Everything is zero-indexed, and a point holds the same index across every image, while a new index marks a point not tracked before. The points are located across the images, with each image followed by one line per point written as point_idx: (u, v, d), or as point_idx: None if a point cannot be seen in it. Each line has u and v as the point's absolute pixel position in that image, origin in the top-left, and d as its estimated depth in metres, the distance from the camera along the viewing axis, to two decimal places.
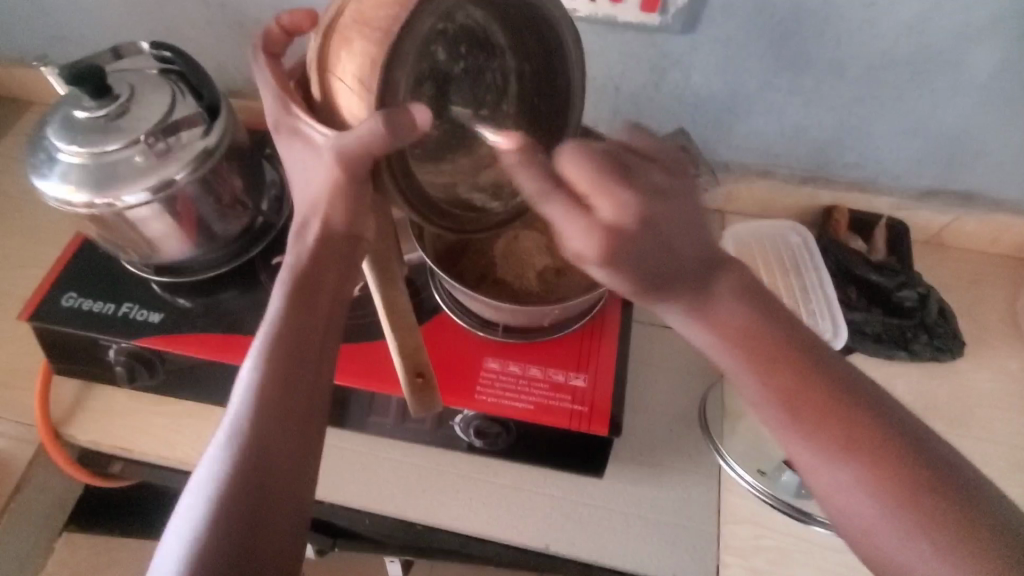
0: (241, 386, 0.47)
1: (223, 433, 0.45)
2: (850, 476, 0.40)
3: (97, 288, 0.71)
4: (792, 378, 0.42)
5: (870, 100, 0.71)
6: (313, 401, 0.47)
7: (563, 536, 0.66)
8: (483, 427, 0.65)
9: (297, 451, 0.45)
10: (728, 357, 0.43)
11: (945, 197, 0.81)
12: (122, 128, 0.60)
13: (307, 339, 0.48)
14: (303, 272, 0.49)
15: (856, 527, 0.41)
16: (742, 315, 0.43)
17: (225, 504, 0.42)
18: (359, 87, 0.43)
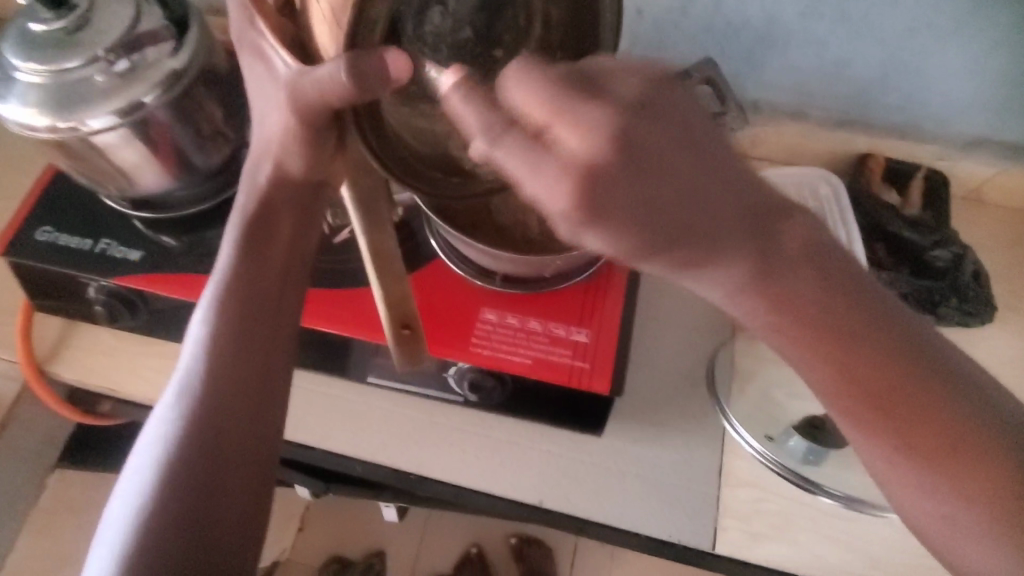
0: (194, 338, 0.45)
1: (177, 386, 0.44)
2: (932, 497, 0.35)
3: (73, 222, 0.67)
4: (841, 371, 0.34)
5: (923, 33, 0.63)
6: (271, 352, 0.46)
7: (559, 492, 0.64)
8: (477, 380, 0.62)
9: (254, 404, 0.44)
10: (769, 333, 0.34)
11: (992, 148, 0.74)
12: (82, 42, 0.54)
13: (264, 288, 0.47)
14: (256, 217, 0.47)
15: (938, 537, 0.36)
16: (814, 291, 0.32)
17: (178, 457, 0.41)
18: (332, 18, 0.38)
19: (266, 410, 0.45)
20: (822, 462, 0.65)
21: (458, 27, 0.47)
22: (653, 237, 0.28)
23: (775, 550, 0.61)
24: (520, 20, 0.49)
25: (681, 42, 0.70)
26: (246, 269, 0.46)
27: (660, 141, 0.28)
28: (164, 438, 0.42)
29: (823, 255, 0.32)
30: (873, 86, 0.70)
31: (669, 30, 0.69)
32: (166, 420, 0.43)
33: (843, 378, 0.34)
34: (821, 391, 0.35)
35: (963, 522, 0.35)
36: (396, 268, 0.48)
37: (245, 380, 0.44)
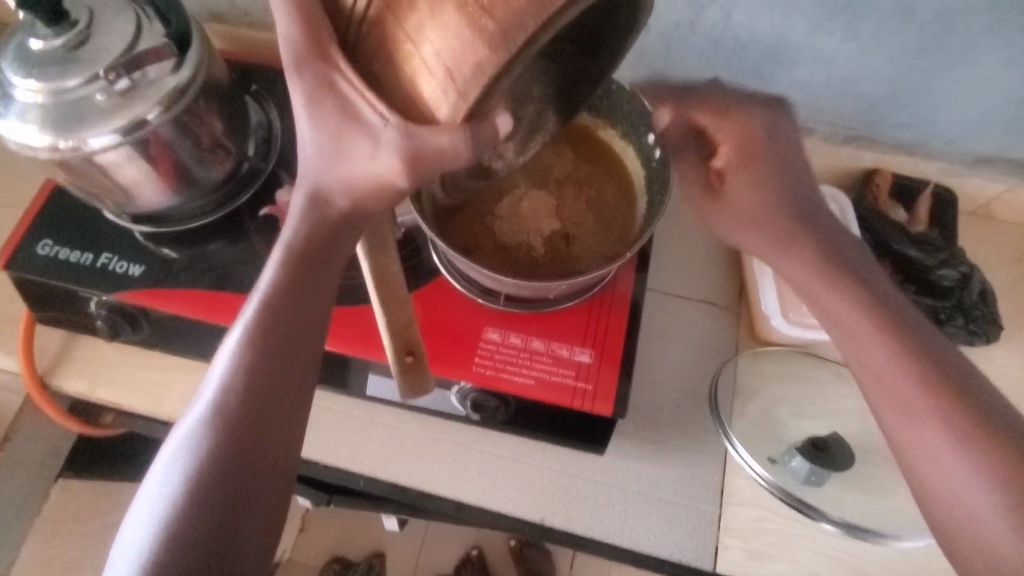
0: (224, 359, 0.41)
1: (198, 410, 0.41)
2: (976, 480, 0.40)
3: (74, 236, 0.66)
4: (916, 362, 0.44)
5: (935, 51, 0.62)
6: (300, 385, 0.42)
7: (561, 510, 0.64)
8: (481, 400, 0.61)
9: (275, 442, 0.40)
10: (851, 311, 0.46)
11: (1001, 165, 0.73)
12: (82, 60, 0.53)
13: (301, 314, 0.42)
14: (305, 239, 0.41)
15: (968, 535, 0.40)
16: (886, 291, 0.48)
17: (197, 491, 0.38)
18: (445, 76, 0.33)
19: (285, 449, 0.41)
20: (823, 483, 0.64)
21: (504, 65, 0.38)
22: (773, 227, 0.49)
23: (775, 570, 0.62)
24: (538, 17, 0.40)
25: (688, 56, 0.69)
26: (294, 290, 0.41)
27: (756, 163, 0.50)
28: (181, 468, 0.39)
29: (875, 275, 0.49)
30: (880, 103, 0.69)
31: (676, 45, 0.68)
32: (183, 447, 0.39)
33: (901, 373, 0.44)
34: (873, 363, 0.45)
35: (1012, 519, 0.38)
36: (400, 293, 0.47)
37: (268, 414, 0.40)
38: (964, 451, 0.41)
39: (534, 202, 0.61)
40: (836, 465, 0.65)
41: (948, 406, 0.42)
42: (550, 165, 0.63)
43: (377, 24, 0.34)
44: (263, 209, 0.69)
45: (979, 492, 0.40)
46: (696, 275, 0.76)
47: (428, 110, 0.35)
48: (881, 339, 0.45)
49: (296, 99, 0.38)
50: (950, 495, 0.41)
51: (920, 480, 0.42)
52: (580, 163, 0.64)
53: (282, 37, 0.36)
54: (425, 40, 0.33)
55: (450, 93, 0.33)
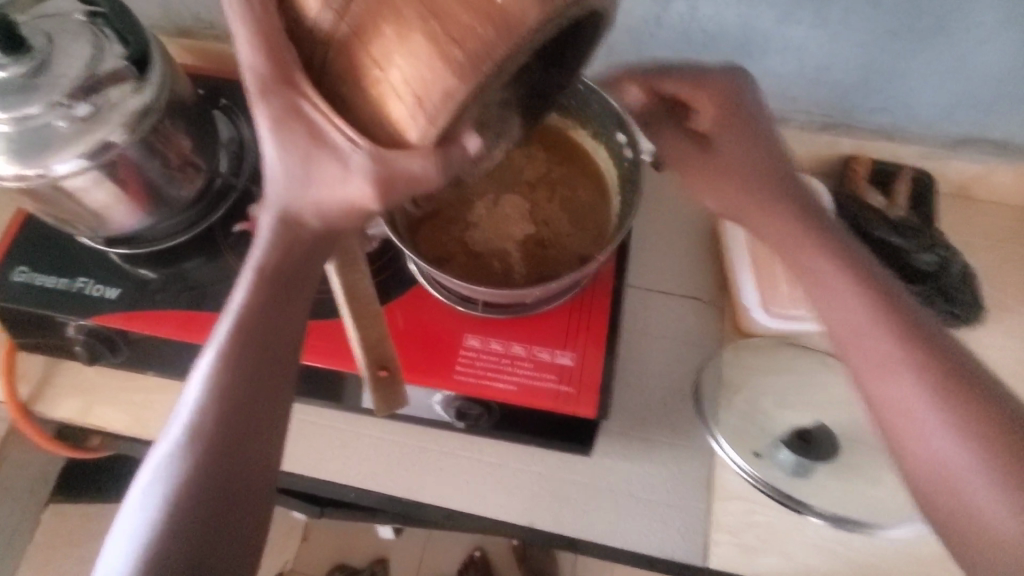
0: (197, 384, 0.40)
1: (171, 438, 0.39)
2: (939, 424, 0.40)
3: (49, 262, 0.66)
4: (885, 315, 0.45)
5: (903, 35, 0.62)
6: (275, 409, 0.41)
7: (550, 514, 0.64)
8: (464, 408, 0.61)
9: (252, 469, 0.39)
10: (822, 268, 0.48)
11: (978, 145, 0.73)
12: (42, 87, 0.52)
13: (274, 333, 0.40)
14: (275, 260, 0.39)
15: (937, 482, 0.40)
16: (857, 254, 0.49)
17: (176, 515, 0.37)
18: (414, 104, 0.31)
19: (262, 475, 0.40)
20: (810, 473, 0.64)
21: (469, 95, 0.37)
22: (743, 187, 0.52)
23: (767, 563, 0.61)
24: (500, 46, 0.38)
25: (658, 51, 0.69)
26: (267, 306, 0.40)
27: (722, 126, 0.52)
28: (157, 495, 0.37)
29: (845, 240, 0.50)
30: (854, 90, 0.69)
31: (647, 41, 0.68)
32: (156, 477, 0.38)
33: (866, 320, 0.45)
34: (838, 314, 0.46)
35: (978, 461, 0.39)
36: (371, 308, 0.47)
37: (243, 440, 0.39)
38: (941, 407, 0.41)
39: (508, 207, 0.61)
40: (822, 456, 0.64)
41: (924, 367, 0.42)
42: (522, 168, 0.63)
43: (343, 45, 0.31)
44: (238, 225, 0.69)
45: (952, 445, 0.40)
46: (680, 270, 0.76)
47: (398, 134, 0.32)
48: (858, 303, 0.46)
49: (260, 124, 0.35)
50: (926, 453, 0.40)
51: (898, 441, 0.42)
52: (553, 165, 0.64)
53: (245, 60, 0.34)
54: (393, 66, 0.31)
55: (419, 119, 0.31)
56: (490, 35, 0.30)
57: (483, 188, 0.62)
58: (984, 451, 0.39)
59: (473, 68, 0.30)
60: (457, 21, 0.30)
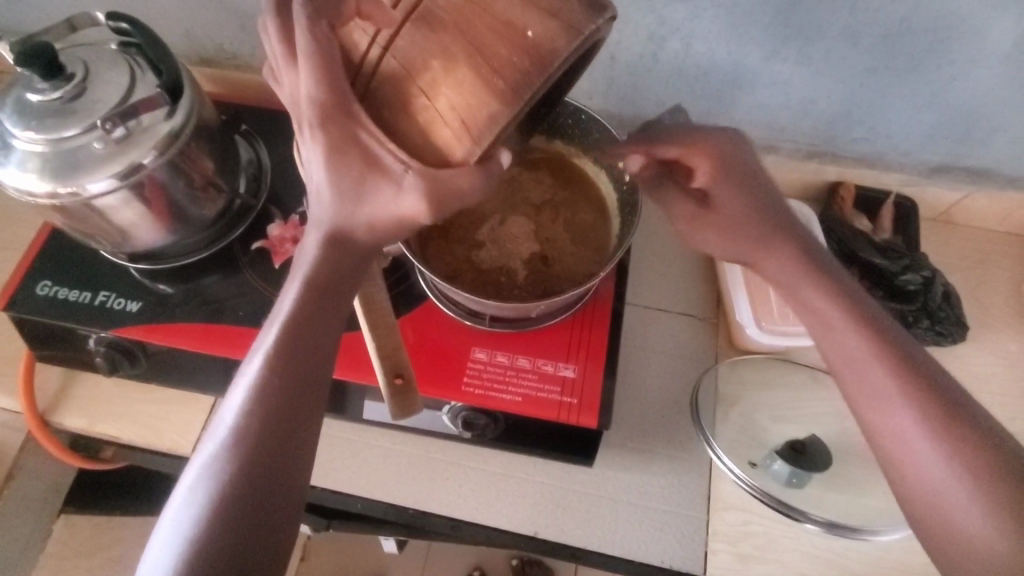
0: (244, 387, 0.42)
1: (218, 436, 0.41)
2: (933, 454, 0.43)
3: (72, 276, 0.69)
4: (880, 346, 0.47)
5: (883, 71, 0.67)
6: (313, 412, 0.43)
7: (554, 523, 0.66)
8: (471, 418, 0.63)
9: (291, 468, 0.42)
10: (819, 297, 0.50)
11: (956, 173, 0.77)
12: (79, 112, 0.56)
13: (312, 345, 0.43)
14: (325, 272, 0.42)
15: (932, 508, 0.43)
16: (847, 283, 0.51)
17: (220, 515, 0.39)
18: (460, 125, 0.35)
19: (298, 474, 0.42)
20: (804, 484, 0.67)
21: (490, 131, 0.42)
22: (747, 224, 0.53)
23: (764, 571, 0.63)
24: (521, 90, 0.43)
25: (653, 84, 0.73)
26: (309, 320, 0.43)
27: (720, 175, 0.53)
28: (201, 494, 0.40)
29: (836, 269, 0.52)
30: (836, 120, 0.73)
31: (641, 74, 0.73)
32: (204, 474, 0.40)
33: (865, 351, 0.47)
34: (837, 344, 0.48)
35: (970, 490, 0.41)
36: (388, 319, 0.50)
37: (285, 440, 0.42)
38: (917, 422, 0.44)
39: (513, 226, 0.64)
40: (817, 468, 0.67)
41: (902, 383, 0.45)
42: (526, 190, 0.67)
43: (392, 78, 0.36)
44: (255, 242, 0.72)
45: (929, 459, 0.43)
46: (675, 288, 0.79)
47: (443, 153, 0.36)
48: (839, 320, 0.48)
49: (313, 150, 0.37)
50: (906, 466, 0.44)
51: (880, 454, 0.45)
52: (556, 187, 0.68)
53: (296, 94, 0.38)
54: (440, 95, 0.35)
55: (466, 142, 0.35)
56: (524, 64, 0.34)
57: (490, 208, 0.65)
58: (972, 479, 0.41)
59: (512, 91, 0.34)
60: (497, 55, 0.34)
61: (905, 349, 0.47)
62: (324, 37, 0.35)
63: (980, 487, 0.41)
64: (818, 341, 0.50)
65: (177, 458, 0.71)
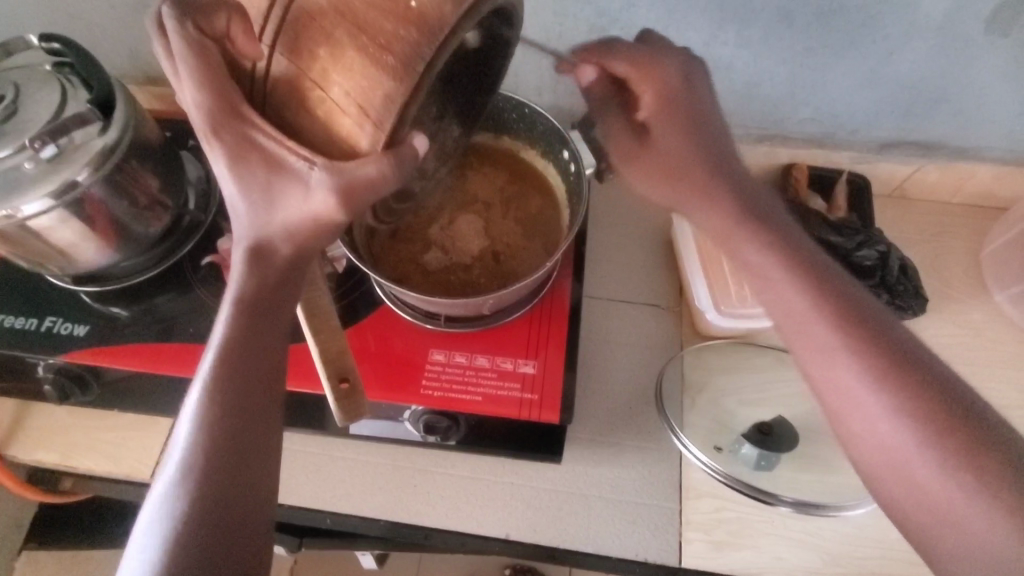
0: (187, 422, 0.41)
1: (166, 478, 0.40)
2: (884, 403, 0.42)
3: (20, 304, 0.67)
4: (830, 299, 0.46)
5: (820, 50, 0.67)
6: (267, 435, 0.42)
7: (524, 524, 0.65)
8: (432, 423, 0.62)
9: (249, 498, 0.40)
10: (764, 250, 0.49)
11: (905, 148, 0.78)
12: (10, 133, 0.55)
13: (254, 367, 0.42)
14: (252, 290, 0.41)
15: (890, 456, 0.42)
16: (794, 243, 0.50)
17: (176, 558, 0.37)
18: (358, 111, 0.35)
19: (261, 503, 0.41)
20: (773, 466, 0.67)
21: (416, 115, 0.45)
22: (691, 169, 0.53)
23: (739, 558, 0.62)
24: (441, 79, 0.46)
25: None
26: (244, 344, 0.41)
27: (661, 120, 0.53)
28: (155, 539, 0.38)
29: (788, 229, 0.52)
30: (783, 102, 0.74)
31: None
32: (157, 520, 0.38)
33: (812, 299, 0.46)
34: (786, 293, 0.47)
35: (920, 437, 0.41)
36: (331, 323, 0.49)
37: (240, 469, 0.40)
38: (845, 338, 0.44)
39: (465, 226, 0.64)
40: (783, 447, 0.67)
41: (864, 346, 0.44)
42: (475, 189, 0.67)
43: (285, 76, 0.35)
44: (205, 258, 0.71)
45: (894, 422, 0.42)
46: (639, 280, 0.79)
47: (348, 145, 0.36)
48: (791, 282, 0.47)
49: (217, 162, 0.38)
50: (877, 437, 0.42)
51: (847, 426, 0.44)
52: (507, 184, 0.67)
53: (190, 107, 0.36)
54: (332, 84, 0.34)
55: (373, 130, 0.35)
56: (410, 35, 0.34)
57: (438, 209, 0.65)
58: (927, 427, 0.41)
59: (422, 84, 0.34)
60: (383, 32, 0.34)
61: (858, 306, 0.46)
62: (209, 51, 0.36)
63: (926, 434, 0.41)
64: (765, 295, 0.49)
65: (135, 484, 0.68)
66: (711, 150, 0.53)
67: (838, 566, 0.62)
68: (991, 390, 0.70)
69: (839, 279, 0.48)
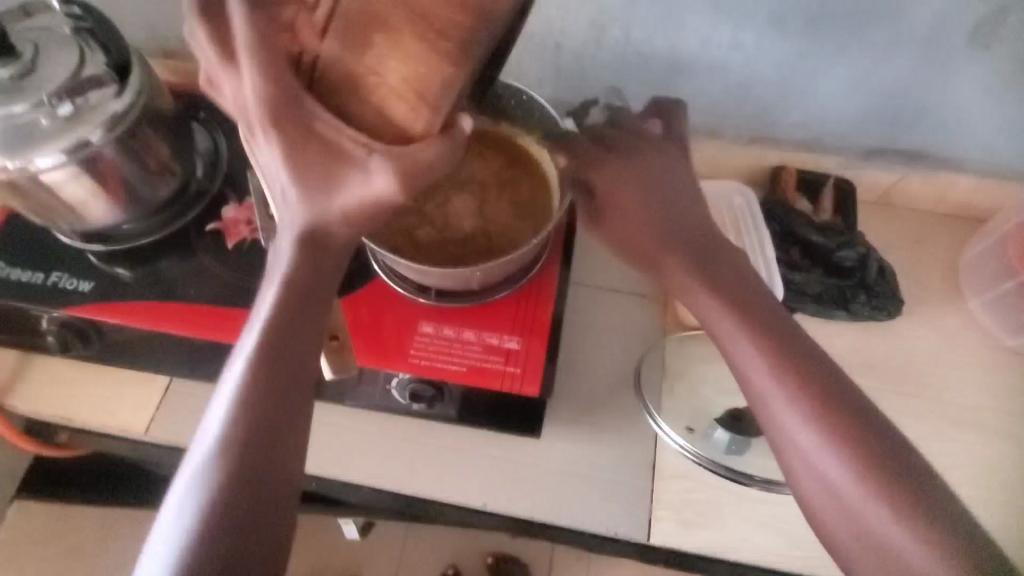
0: (228, 391, 0.43)
1: (202, 446, 0.42)
2: (827, 451, 0.45)
3: (28, 258, 0.70)
4: (776, 343, 0.49)
5: (811, 54, 0.70)
6: (299, 411, 0.44)
7: (503, 494, 0.67)
8: (418, 390, 0.66)
9: (279, 465, 0.42)
10: (718, 302, 0.52)
11: (891, 156, 0.81)
12: (28, 89, 0.58)
13: (293, 345, 0.44)
14: (302, 274, 0.44)
15: (832, 504, 0.45)
16: (743, 291, 0.53)
17: (212, 519, 0.39)
18: (412, 95, 0.40)
19: (289, 475, 0.43)
20: (744, 451, 0.70)
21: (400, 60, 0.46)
22: (656, 221, 0.59)
23: (705, 536, 0.65)
24: None
25: (600, 70, 0.76)
26: (286, 325, 0.44)
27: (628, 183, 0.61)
28: (191, 502, 0.40)
29: (740, 274, 0.55)
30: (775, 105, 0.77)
31: (588, 61, 0.75)
32: (193, 484, 0.41)
33: (770, 347, 0.49)
34: (741, 346, 0.50)
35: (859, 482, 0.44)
36: None
37: (274, 442, 0.42)
38: (787, 389, 0.47)
39: (461, 204, 0.67)
40: (753, 432, 0.70)
41: (803, 398, 0.47)
42: (473, 170, 0.69)
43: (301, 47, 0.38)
44: (209, 225, 0.74)
45: (838, 470, 0.44)
46: (627, 270, 0.81)
47: (403, 129, 0.42)
48: (744, 339, 0.50)
49: (271, 152, 0.42)
50: (818, 484, 0.45)
51: (796, 478, 0.47)
52: (503, 168, 0.70)
53: (250, 98, 0.41)
54: (388, 69, 0.40)
55: (432, 115, 0.40)
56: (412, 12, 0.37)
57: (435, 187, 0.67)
58: (864, 476, 0.44)
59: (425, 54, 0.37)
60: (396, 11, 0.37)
61: (805, 353, 0.49)
62: (270, 45, 0.41)
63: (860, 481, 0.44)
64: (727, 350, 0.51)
65: (130, 438, 0.71)
66: (670, 209, 0.59)
67: (800, 549, 0.65)
68: (961, 391, 0.73)
69: (782, 325, 0.51)
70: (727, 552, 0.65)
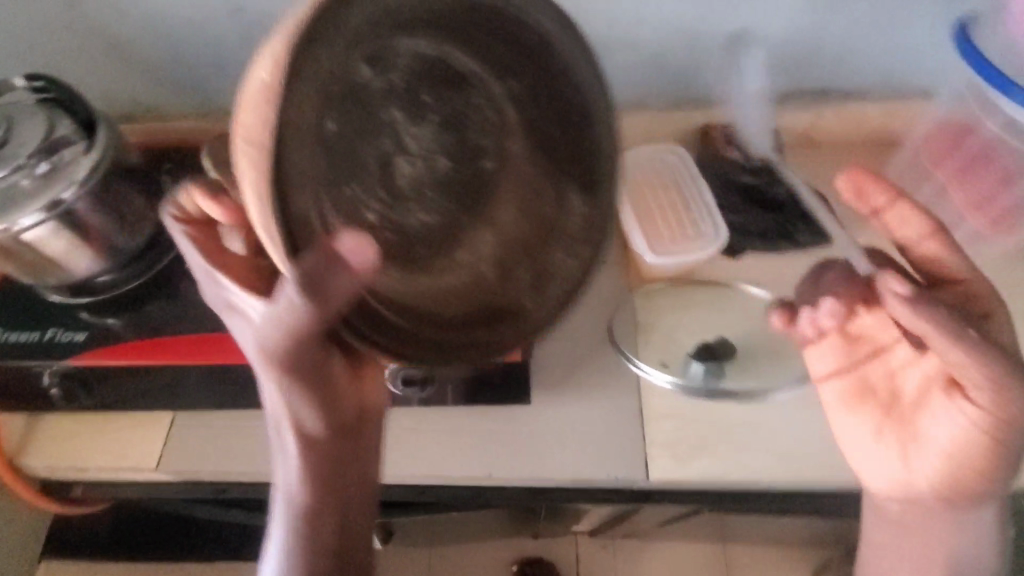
0: (280, 428, 0.50)
1: (280, 477, 0.52)
2: (902, 471, 0.55)
3: (21, 320, 0.73)
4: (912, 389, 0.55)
5: (702, 20, 0.80)
6: (344, 429, 0.52)
7: (506, 460, 0.71)
8: (410, 375, 0.71)
9: (349, 471, 0.53)
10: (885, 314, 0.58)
11: (803, 97, 0.88)
12: (6, 156, 0.64)
13: (310, 386, 0.47)
14: (282, 354, 0.44)
15: (884, 491, 0.57)
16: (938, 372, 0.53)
17: (303, 526, 0.51)
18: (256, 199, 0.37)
19: (360, 475, 0.54)
20: (720, 377, 0.74)
21: (431, 162, 0.50)
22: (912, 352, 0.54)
23: (700, 466, 0.69)
24: (483, 109, 0.52)
25: None
26: (291, 385, 0.46)
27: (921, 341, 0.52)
28: (291, 525, 0.51)
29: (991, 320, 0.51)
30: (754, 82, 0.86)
31: None
32: (286, 507, 0.51)
33: (882, 412, 0.57)
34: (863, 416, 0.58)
35: (910, 512, 0.56)
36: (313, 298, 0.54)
37: (331, 460, 0.52)
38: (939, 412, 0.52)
39: None
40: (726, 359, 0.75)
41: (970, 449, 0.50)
42: None
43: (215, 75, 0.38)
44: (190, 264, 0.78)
45: (919, 474, 0.54)
46: None
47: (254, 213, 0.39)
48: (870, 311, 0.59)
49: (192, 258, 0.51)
50: (882, 480, 0.57)
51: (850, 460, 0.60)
52: None
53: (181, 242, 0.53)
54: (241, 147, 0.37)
55: (259, 184, 0.36)
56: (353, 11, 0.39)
57: None
58: (932, 498, 0.54)
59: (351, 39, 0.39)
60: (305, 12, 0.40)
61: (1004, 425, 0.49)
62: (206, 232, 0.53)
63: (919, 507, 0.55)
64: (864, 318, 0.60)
65: (143, 479, 0.74)
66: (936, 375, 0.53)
67: (790, 462, 0.68)
68: None
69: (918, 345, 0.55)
70: (723, 478, 0.68)
